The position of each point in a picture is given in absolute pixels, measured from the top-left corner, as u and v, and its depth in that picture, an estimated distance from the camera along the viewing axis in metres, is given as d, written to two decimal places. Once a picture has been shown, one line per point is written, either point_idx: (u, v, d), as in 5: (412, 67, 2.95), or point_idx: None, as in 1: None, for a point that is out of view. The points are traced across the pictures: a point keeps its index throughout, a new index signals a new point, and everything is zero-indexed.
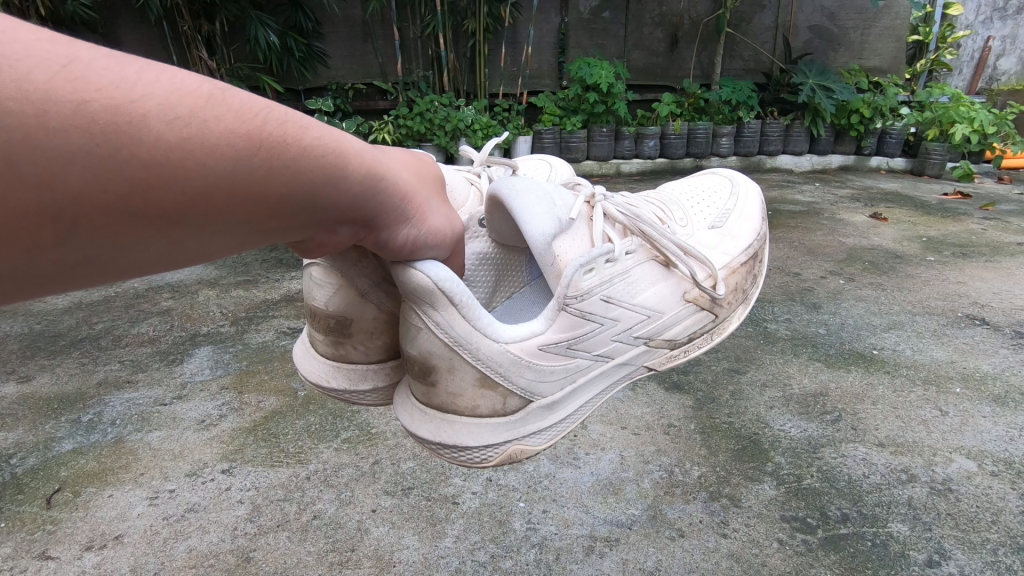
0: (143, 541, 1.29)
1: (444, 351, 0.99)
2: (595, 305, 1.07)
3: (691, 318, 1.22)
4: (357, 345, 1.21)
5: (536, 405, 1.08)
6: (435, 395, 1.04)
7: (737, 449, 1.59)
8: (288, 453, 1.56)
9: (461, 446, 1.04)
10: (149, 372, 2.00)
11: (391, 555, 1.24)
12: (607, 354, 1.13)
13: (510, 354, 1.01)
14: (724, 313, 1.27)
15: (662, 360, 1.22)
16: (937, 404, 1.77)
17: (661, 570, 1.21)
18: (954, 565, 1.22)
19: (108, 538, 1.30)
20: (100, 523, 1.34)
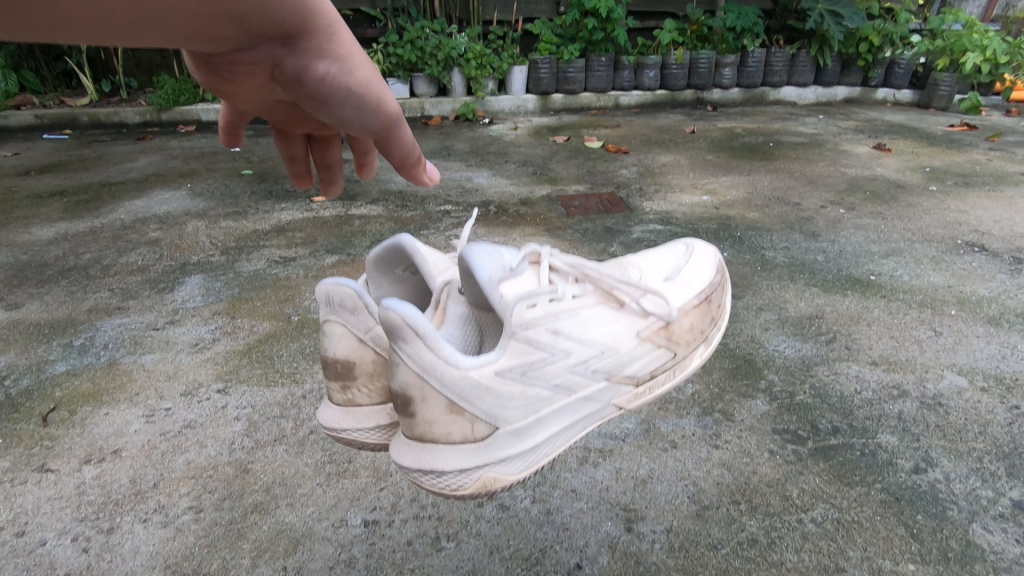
0: (142, 454, 1.30)
1: (417, 381, 0.88)
2: (539, 332, 0.92)
3: (647, 355, 1.01)
4: (362, 388, 1.02)
5: (502, 429, 0.92)
6: (414, 426, 0.92)
7: (731, 368, 1.59)
8: (282, 373, 1.56)
9: (436, 470, 0.91)
10: (140, 299, 1.97)
11: (388, 466, 1.26)
12: (567, 388, 0.95)
13: (470, 379, 0.87)
14: (682, 352, 1.06)
15: (627, 399, 1.02)
16: (932, 325, 1.78)
17: (653, 478, 1.23)
18: (940, 472, 1.25)
19: (105, 452, 1.30)
20: (98, 439, 1.34)
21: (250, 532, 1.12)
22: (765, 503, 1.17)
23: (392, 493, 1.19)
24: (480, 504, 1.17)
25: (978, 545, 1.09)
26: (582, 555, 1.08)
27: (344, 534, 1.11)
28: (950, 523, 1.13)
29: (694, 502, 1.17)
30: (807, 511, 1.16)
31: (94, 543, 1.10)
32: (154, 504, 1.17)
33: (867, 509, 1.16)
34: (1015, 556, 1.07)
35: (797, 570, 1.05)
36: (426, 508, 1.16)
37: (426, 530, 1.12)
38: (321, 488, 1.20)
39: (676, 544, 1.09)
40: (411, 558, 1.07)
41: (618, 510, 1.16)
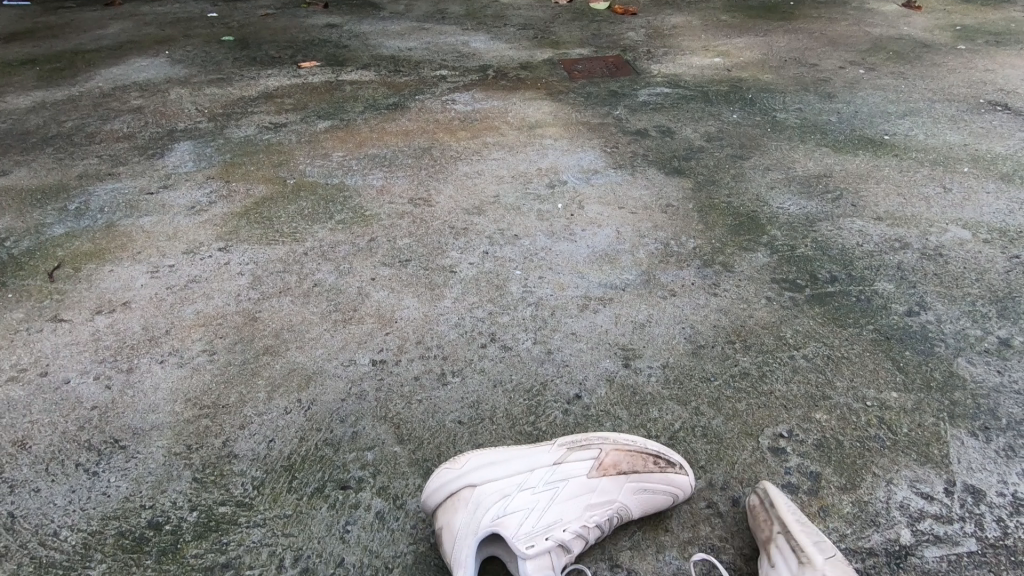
0: (152, 305, 1.33)
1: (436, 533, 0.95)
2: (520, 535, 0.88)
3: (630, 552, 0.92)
4: None
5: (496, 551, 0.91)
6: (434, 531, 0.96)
7: (735, 224, 1.58)
8: (281, 233, 1.56)
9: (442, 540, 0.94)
10: (130, 165, 1.92)
11: (393, 313, 1.29)
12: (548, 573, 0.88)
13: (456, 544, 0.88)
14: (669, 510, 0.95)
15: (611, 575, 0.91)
16: (943, 182, 1.74)
17: (651, 322, 1.27)
18: (932, 314, 1.28)
19: (115, 305, 1.33)
20: (107, 293, 1.37)
21: (264, 370, 1.17)
22: (759, 343, 1.22)
23: (398, 337, 1.24)
24: (483, 345, 1.22)
25: (960, 375, 1.15)
26: (581, 387, 1.14)
27: (354, 371, 1.17)
28: (935, 358, 1.18)
29: (691, 343, 1.22)
30: (800, 349, 1.20)
31: (117, 381, 1.15)
32: (169, 348, 1.22)
33: (858, 346, 1.21)
34: (992, 385, 1.13)
35: (785, 399, 1.11)
36: (431, 349, 1.21)
37: (433, 367, 1.18)
38: (329, 333, 1.25)
39: (670, 378, 1.15)
40: (419, 390, 1.13)
41: (615, 349, 1.21)
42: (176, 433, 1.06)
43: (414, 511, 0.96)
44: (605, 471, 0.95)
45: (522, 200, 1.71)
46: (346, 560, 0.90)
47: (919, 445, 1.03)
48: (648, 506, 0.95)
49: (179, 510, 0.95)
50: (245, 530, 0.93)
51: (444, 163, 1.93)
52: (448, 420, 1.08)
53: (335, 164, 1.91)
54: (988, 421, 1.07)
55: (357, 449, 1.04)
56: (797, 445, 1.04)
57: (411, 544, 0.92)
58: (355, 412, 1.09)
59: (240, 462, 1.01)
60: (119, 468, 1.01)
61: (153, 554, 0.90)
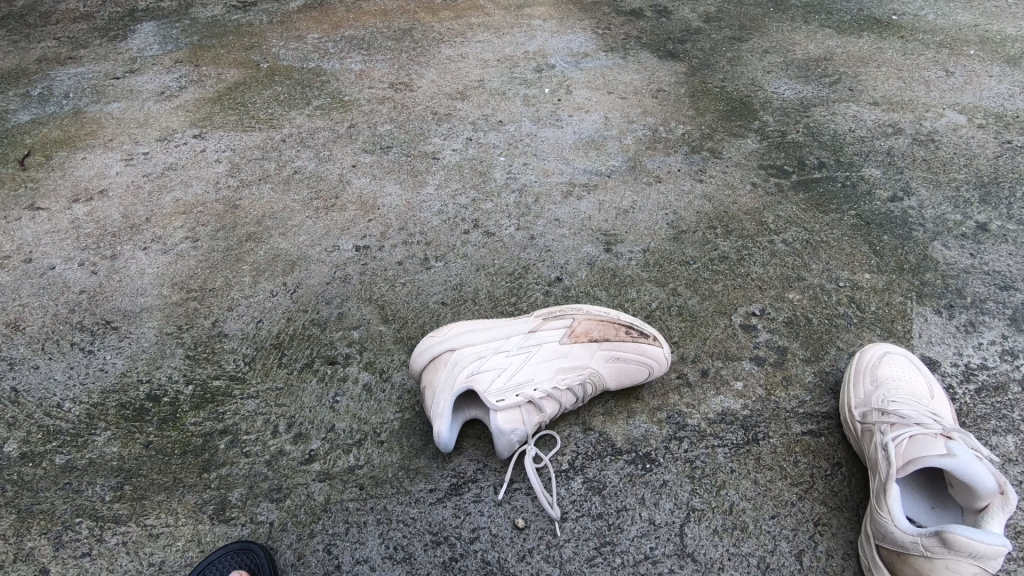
0: (129, 194, 1.59)
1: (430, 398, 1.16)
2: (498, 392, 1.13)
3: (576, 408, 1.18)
4: None
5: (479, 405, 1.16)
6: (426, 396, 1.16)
7: (727, 110, 1.77)
8: (259, 119, 1.79)
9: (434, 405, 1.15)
10: (91, 49, 2.00)
11: (373, 202, 1.56)
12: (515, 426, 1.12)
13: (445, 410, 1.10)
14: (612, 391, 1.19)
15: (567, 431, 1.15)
16: (946, 66, 1.88)
17: (634, 207, 1.53)
18: (914, 199, 1.51)
19: (93, 193, 1.59)
20: (81, 182, 1.62)
21: (247, 257, 1.45)
22: (740, 229, 1.47)
23: (381, 223, 1.51)
24: (465, 232, 1.48)
25: (934, 258, 1.39)
26: (562, 271, 1.40)
27: (338, 257, 1.44)
28: (912, 242, 1.42)
29: (672, 229, 1.47)
30: (779, 235, 1.45)
31: (102, 268, 1.43)
32: (151, 236, 1.49)
33: (838, 232, 1.45)
34: (964, 267, 1.37)
35: (760, 280, 1.37)
36: (414, 235, 1.48)
37: (415, 253, 1.44)
38: (312, 220, 1.53)
39: (650, 262, 1.41)
40: (400, 275, 1.40)
41: (598, 235, 1.47)
42: (166, 316, 1.34)
43: (398, 384, 1.23)
44: (577, 337, 1.21)
45: (508, 84, 1.90)
46: (336, 426, 1.16)
47: (884, 321, 1.29)
48: (613, 374, 1.18)
49: (175, 384, 1.22)
50: (239, 401, 1.20)
51: (427, 45, 2.07)
52: (432, 301, 1.35)
53: (309, 47, 2.05)
54: (954, 299, 1.31)
55: (343, 329, 1.31)
56: (767, 321, 1.30)
57: (399, 414, 1.18)
58: (339, 295, 1.37)
59: (231, 341, 1.29)
60: (112, 346, 1.28)
61: (153, 422, 1.17)
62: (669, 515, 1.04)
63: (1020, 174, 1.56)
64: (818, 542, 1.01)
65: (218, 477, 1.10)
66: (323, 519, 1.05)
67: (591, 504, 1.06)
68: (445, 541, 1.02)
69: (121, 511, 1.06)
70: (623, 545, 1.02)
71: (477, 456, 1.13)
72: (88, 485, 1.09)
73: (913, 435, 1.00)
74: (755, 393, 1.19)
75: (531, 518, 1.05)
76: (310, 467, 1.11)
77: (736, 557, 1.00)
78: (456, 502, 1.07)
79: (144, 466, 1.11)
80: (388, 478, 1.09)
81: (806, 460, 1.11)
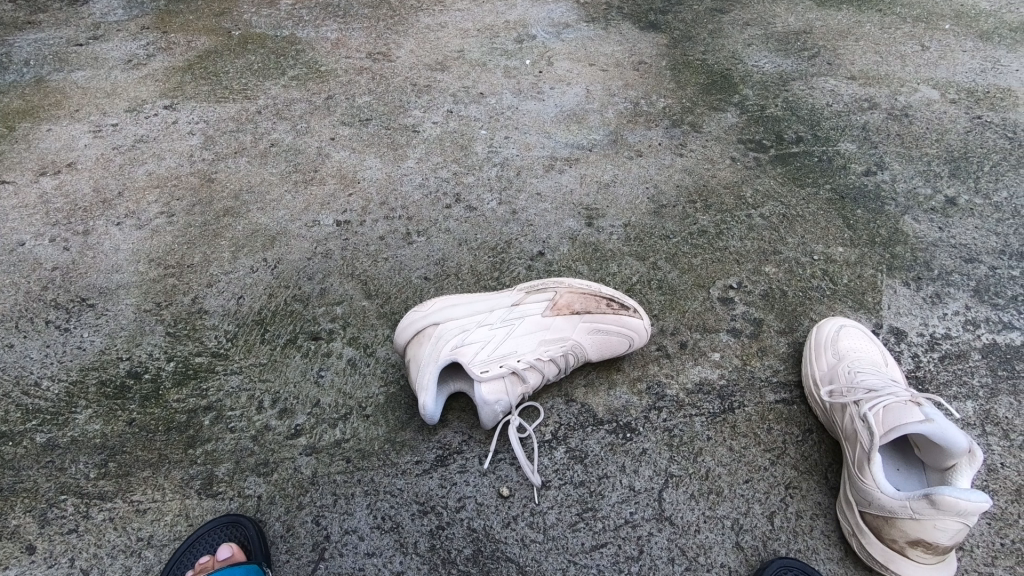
0: (99, 167, 1.55)
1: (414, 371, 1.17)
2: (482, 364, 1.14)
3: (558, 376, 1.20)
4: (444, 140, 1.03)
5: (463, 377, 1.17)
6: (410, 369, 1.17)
7: (707, 84, 1.77)
8: (232, 90, 1.75)
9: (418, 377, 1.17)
10: (51, 12, 1.99)
11: (353, 176, 1.54)
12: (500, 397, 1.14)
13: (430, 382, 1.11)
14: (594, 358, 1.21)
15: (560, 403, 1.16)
16: (922, 40, 1.91)
17: (615, 181, 1.53)
18: (887, 174, 1.55)
19: (61, 166, 1.55)
20: (48, 153, 1.58)
21: (225, 232, 1.43)
22: (719, 203, 1.49)
23: (361, 198, 1.49)
24: (447, 206, 1.48)
25: (905, 231, 1.43)
26: (544, 245, 1.41)
27: (319, 233, 1.43)
28: (884, 216, 1.46)
29: (653, 203, 1.49)
30: (757, 209, 1.48)
31: (74, 244, 1.39)
32: (124, 211, 1.46)
33: (813, 206, 1.48)
34: (932, 240, 1.41)
35: (738, 254, 1.39)
36: (395, 210, 1.47)
37: (397, 228, 1.43)
38: (291, 194, 1.50)
39: (631, 236, 1.42)
40: (382, 251, 1.39)
41: (579, 209, 1.48)
42: (144, 292, 1.31)
43: (382, 358, 1.23)
44: (559, 309, 1.22)
45: (488, 55, 1.87)
46: (321, 401, 1.17)
47: (855, 293, 1.33)
48: (595, 345, 1.21)
49: (156, 361, 1.21)
50: (222, 377, 1.19)
51: (404, 14, 2.02)
52: (414, 276, 1.35)
53: (283, 14, 2.00)
54: (921, 272, 1.36)
55: (326, 304, 1.31)
56: (744, 294, 1.33)
57: (384, 388, 1.19)
58: (321, 271, 1.36)
59: (212, 318, 1.28)
60: (89, 323, 1.26)
61: (136, 400, 1.16)
62: (648, 481, 1.08)
63: (988, 149, 1.60)
64: (789, 504, 1.06)
65: (204, 452, 1.10)
66: (310, 491, 1.06)
67: (574, 472, 1.09)
68: (431, 510, 1.05)
69: (107, 488, 1.06)
70: (605, 510, 1.05)
71: (462, 428, 1.15)
72: (71, 462, 1.08)
73: (886, 403, 1.04)
74: (731, 363, 1.23)
75: (515, 487, 1.08)
76: (296, 441, 1.12)
77: (712, 519, 1.04)
78: (442, 473, 1.09)
79: (128, 443, 1.11)
80: (375, 451, 1.11)
81: (779, 427, 1.15)
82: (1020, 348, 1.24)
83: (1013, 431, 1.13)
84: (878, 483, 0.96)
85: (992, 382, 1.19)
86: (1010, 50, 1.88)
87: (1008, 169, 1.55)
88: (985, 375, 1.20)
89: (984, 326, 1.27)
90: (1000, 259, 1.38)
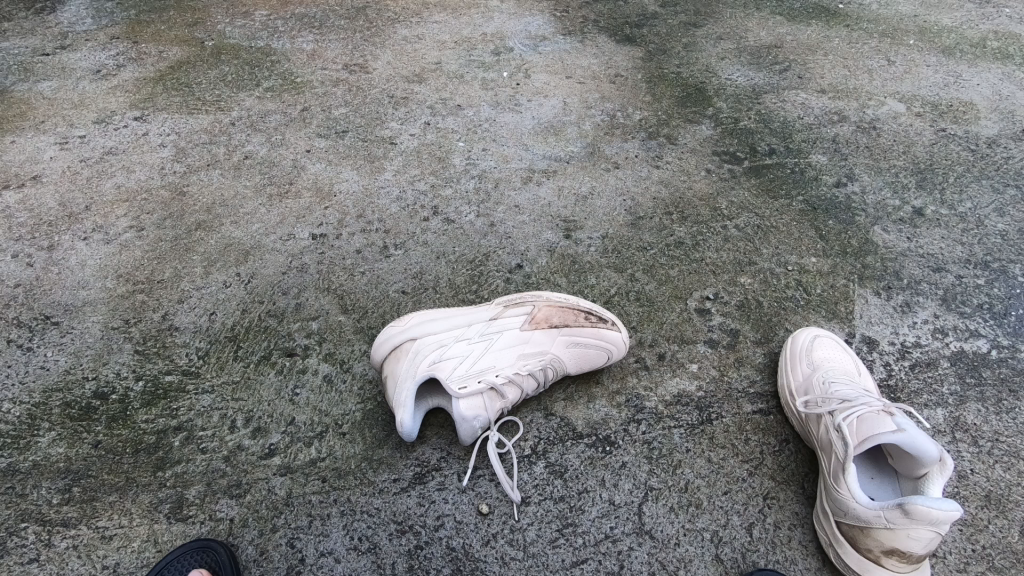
0: (66, 180, 1.51)
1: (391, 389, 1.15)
2: (460, 380, 1.13)
3: (536, 390, 1.20)
4: None
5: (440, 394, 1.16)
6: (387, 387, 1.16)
7: (682, 96, 1.80)
8: (206, 101, 1.72)
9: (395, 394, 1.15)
10: (16, 21, 1.95)
11: (329, 189, 1.52)
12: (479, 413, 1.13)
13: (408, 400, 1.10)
14: (571, 371, 1.21)
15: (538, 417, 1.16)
16: (888, 55, 1.97)
17: (592, 193, 1.54)
18: (857, 185, 1.58)
19: (25, 179, 1.50)
20: (12, 166, 1.53)
21: (197, 246, 1.40)
22: (695, 215, 1.50)
23: (337, 210, 1.48)
24: (425, 219, 1.47)
25: (875, 242, 1.46)
26: (522, 257, 1.40)
27: (294, 246, 1.41)
28: (855, 227, 1.49)
29: (630, 215, 1.50)
30: (732, 221, 1.50)
31: (38, 260, 1.35)
32: (92, 225, 1.42)
33: (786, 217, 1.51)
34: (901, 250, 1.45)
35: (714, 265, 1.41)
36: (372, 223, 1.46)
37: (374, 241, 1.42)
38: (265, 208, 1.48)
39: (609, 248, 1.43)
40: (358, 264, 1.38)
41: (557, 221, 1.48)
42: (111, 309, 1.28)
43: (359, 374, 1.22)
44: (538, 323, 1.22)
45: (465, 67, 1.87)
46: (296, 419, 1.15)
47: (828, 303, 1.35)
48: (574, 358, 1.21)
49: (124, 381, 1.18)
50: (193, 396, 1.16)
51: (381, 25, 2.01)
52: (392, 290, 1.34)
53: (257, 25, 1.98)
54: (891, 281, 1.39)
55: (302, 319, 1.29)
56: (720, 305, 1.34)
57: (361, 404, 1.18)
58: (296, 285, 1.34)
59: (182, 335, 1.25)
60: (53, 342, 1.22)
61: (102, 421, 1.12)
62: (628, 495, 1.08)
63: (952, 161, 1.65)
64: (767, 515, 1.07)
65: (175, 474, 1.07)
66: (285, 512, 1.04)
67: (553, 487, 1.09)
68: (409, 530, 1.03)
69: (71, 514, 1.02)
70: (585, 526, 1.05)
71: (441, 444, 1.14)
72: (33, 488, 1.04)
73: (859, 413, 1.05)
74: (709, 374, 1.24)
75: (494, 503, 1.07)
76: (271, 461, 1.09)
77: (691, 532, 1.04)
78: (420, 491, 1.07)
79: (93, 466, 1.07)
80: (351, 470, 1.09)
81: (756, 438, 1.16)
82: (986, 355, 1.27)
83: (981, 438, 1.16)
84: (853, 493, 0.97)
85: (961, 389, 1.22)
86: (971, 64, 1.95)
87: (972, 180, 1.60)
88: (953, 382, 1.23)
89: (951, 334, 1.30)
90: (965, 268, 1.42)
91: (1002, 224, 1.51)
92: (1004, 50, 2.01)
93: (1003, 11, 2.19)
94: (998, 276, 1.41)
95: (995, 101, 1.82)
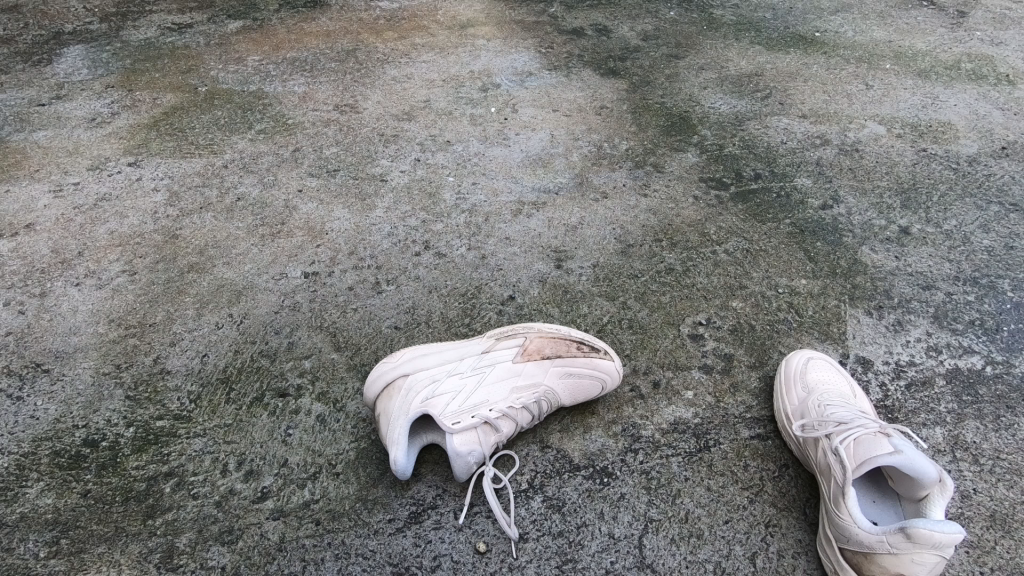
0: (59, 227, 1.52)
1: None
2: (457, 418, 1.12)
3: (530, 423, 1.19)
4: None
5: (434, 433, 1.15)
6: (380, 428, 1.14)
7: (667, 125, 1.84)
8: (199, 145, 1.75)
9: None
10: (14, 73, 1.99)
11: (321, 227, 1.54)
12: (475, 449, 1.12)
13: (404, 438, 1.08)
14: (565, 400, 1.20)
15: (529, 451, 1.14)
16: (866, 80, 2.02)
17: (582, 223, 1.56)
18: (843, 207, 1.60)
19: (19, 227, 1.51)
20: (6, 215, 1.54)
21: (189, 288, 1.40)
22: (684, 241, 1.52)
23: (330, 248, 1.49)
24: (416, 254, 1.48)
25: (863, 262, 1.47)
26: (514, 289, 1.41)
27: (285, 286, 1.41)
28: (843, 248, 1.51)
29: (620, 243, 1.51)
30: (721, 245, 1.51)
31: (30, 307, 1.35)
32: (84, 271, 1.43)
33: (775, 240, 1.52)
34: (890, 269, 1.46)
35: (706, 290, 1.42)
36: (364, 260, 1.47)
37: (366, 277, 1.43)
38: (257, 247, 1.49)
39: (600, 277, 1.44)
40: (351, 301, 1.38)
41: (548, 252, 1.49)
42: (102, 354, 1.27)
43: (352, 413, 1.20)
44: (530, 355, 1.22)
45: (454, 104, 1.91)
46: (289, 461, 1.13)
47: (821, 324, 1.35)
48: (569, 389, 1.20)
49: (115, 427, 1.16)
50: (185, 440, 1.15)
51: (372, 66, 2.07)
52: (385, 326, 1.34)
53: (250, 70, 2.03)
54: (883, 301, 1.40)
55: (294, 358, 1.28)
56: (713, 330, 1.34)
57: (355, 443, 1.16)
58: (288, 324, 1.34)
59: (174, 378, 1.24)
60: (44, 390, 1.21)
61: (91, 470, 1.11)
62: (628, 528, 1.06)
63: (934, 180, 1.67)
64: (770, 543, 1.05)
65: (165, 522, 1.05)
66: (278, 558, 1.01)
67: (552, 522, 1.07)
68: (405, 571, 1.01)
69: (58, 568, 0.99)
70: (585, 561, 1.02)
71: (436, 481, 1.13)
72: (20, 542, 1.02)
73: (856, 434, 1.05)
74: (705, 401, 1.23)
75: (492, 541, 1.05)
76: (263, 505, 1.07)
77: (693, 564, 1.02)
78: (415, 530, 1.05)
79: (82, 517, 1.05)
80: (346, 511, 1.07)
81: (755, 464, 1.15)
82: (981, 371, 1.27)
83: (982, 456, 1.14)
84: (855, 518, 0.96)
85: (958, 407, 1.21)
86: (948, 86, 2.00)
87: (954, 198, 1.63)
88: (951, 400, 1.22)
89: (945, 351, 1.30)
90: (955, 285, 1.43)
91: (987, 240, 1.53)
92: (978, 71, 2.07)
93: (975, 34, 2.26)
94: (987, 291, 1.42)
95: (973, 121, 1.86)
